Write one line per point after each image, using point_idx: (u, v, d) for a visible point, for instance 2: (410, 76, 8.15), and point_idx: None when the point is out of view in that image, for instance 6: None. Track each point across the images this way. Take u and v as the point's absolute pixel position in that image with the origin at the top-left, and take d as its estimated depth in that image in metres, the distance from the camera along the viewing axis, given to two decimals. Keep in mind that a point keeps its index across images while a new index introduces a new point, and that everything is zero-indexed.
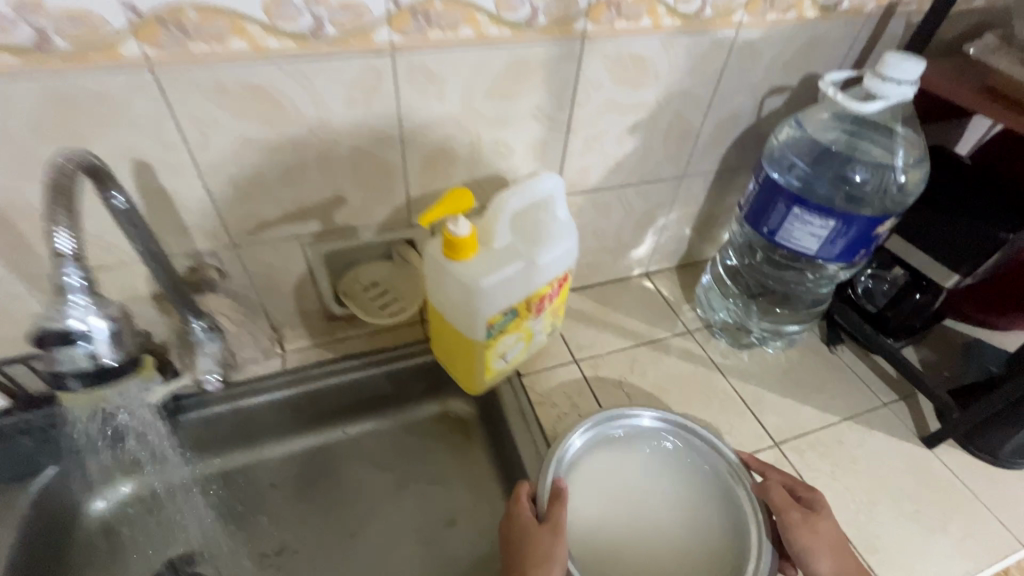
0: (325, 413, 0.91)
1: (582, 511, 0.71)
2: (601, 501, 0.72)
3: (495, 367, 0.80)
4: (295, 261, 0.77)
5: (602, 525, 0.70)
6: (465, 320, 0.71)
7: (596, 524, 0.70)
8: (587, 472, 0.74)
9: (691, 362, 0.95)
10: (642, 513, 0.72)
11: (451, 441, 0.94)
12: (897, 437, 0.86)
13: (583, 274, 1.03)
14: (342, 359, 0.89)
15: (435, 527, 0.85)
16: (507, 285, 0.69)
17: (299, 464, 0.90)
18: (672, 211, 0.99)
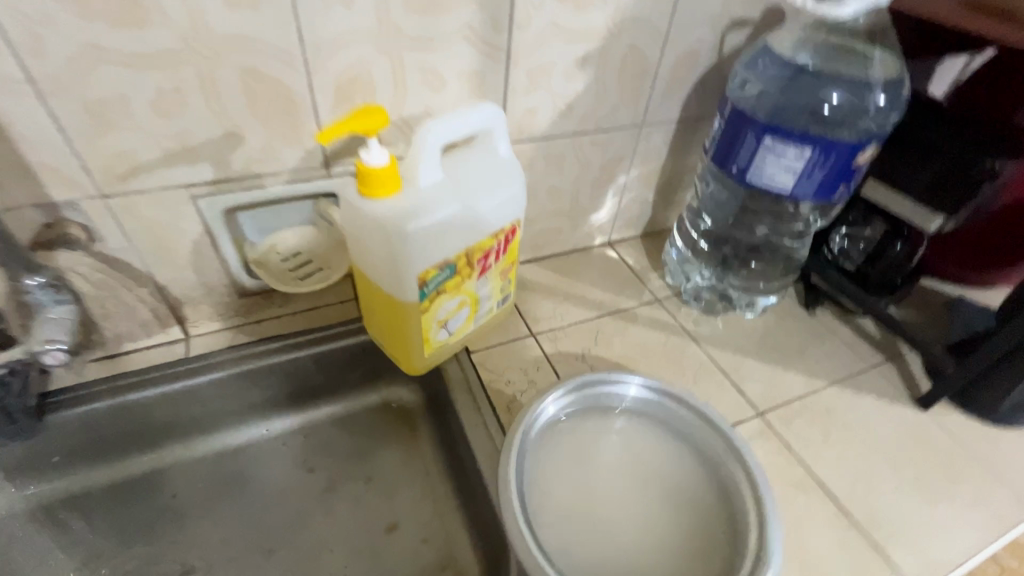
0: (238, 408, 0.77)
1: (553, 498, 0.57)
2: (577, 485, 0.59)
3: (436, 339, 0.69)
4: (186, 219, 0.64)
5: (578, 513, 0.57)
6: (392, 276, 0.60)
7: (570, 513, 0.57)
8: (561, 449, 0.61)
9: (661, 331, 0.85)
10: (626, 499, 0.59)
11: (392, 435, 0.82)
12: (888, 400, 0.78)
13: (539, 242, 0.93)
14: (256, 342, 0.76)
15: (371, 534, 0.72)
16: (440, 232, 0.58)
17: (207, 471, 0.75)
18: (634, 167, 0.89)
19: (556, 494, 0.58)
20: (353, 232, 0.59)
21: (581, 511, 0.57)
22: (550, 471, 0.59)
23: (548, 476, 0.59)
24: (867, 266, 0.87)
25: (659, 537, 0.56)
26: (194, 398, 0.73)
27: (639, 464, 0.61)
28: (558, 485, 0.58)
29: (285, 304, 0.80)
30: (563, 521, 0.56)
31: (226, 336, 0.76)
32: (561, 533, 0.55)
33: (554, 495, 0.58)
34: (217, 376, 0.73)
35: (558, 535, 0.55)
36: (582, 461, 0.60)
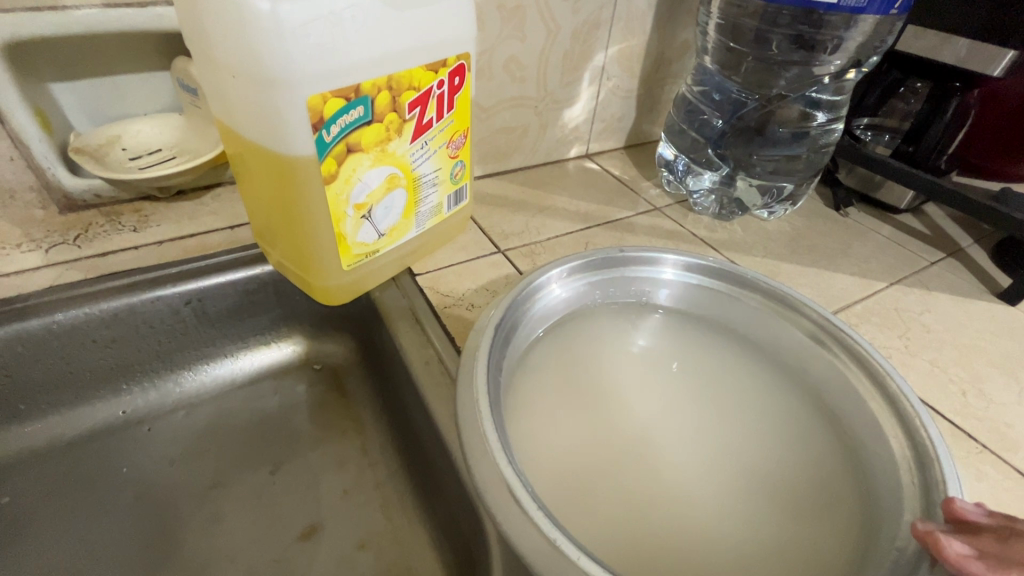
0: (71, 380, 0.52)
1: (565, 429, 0.40)
2: (597, 410, 0.42)
3: (357, 239, 0.46)
4: None
5: (605, 448, 0.40)
6: (261, 107, 0.37)
7: (594, 449, 0.40)
8: (568, 367, 0.45)
9: (667, 239, 0.65)
10: (674, 423, 0.42)
11: (316, 405, 0.58)
12: (966, 296, 0.60)
13: (499, 147, 0.72)
14: (95, 277, 0.51)
15: (279, 544, 0.47)
16: (338, 28, 0.36)
17: (22, 479, 0.49)
18: (613, 42, 0.70)
19: (567, 424, 0.41)
20: (195, 41, 0.37)
21: (610, 445, 0.40)
22: (553, 391, 0.43)
23: (551, 399, 0.42)
24: (906, 145, 0.70)
25: (734, 475, 0.39)
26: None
27: (684, 376, 0.46)
28: (568, 411, 0.42)
29: (140, 228, 0.55)
30: (585, 461, 0.39)
31: (49, 272, 0.50)
32: (584, 478, 0.38)
33: (564, 424, 0.41)
34: (32, 326, 0.48)
35: (582, 482, 0.38)
36: (601, 380, 0.44)
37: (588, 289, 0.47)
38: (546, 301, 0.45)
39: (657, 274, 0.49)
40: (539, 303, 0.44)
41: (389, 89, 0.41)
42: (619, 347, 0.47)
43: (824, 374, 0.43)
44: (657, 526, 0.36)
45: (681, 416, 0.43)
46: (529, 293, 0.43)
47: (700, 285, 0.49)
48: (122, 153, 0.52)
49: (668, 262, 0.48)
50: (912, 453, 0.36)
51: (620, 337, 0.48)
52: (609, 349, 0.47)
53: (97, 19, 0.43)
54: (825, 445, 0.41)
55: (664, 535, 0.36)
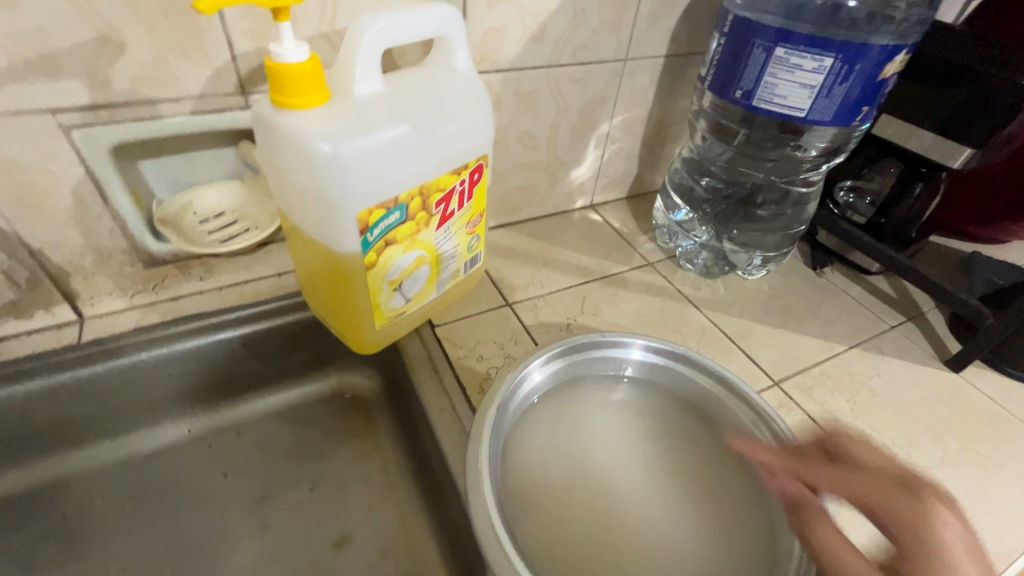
0: (148, 405, 0.62)
1: (541, 483, 0.50)
2: (568, 471, 0.52)
3: (389, 306, 0.56)
4: (62, 159, 0.50)
5: (571, 506, 0.50)
6: (322, 216, 0.46)
7: (564, 502, 0.50)
8: (549, 429, 0.54)
9: (656, 295, 0.74)
10: (628, 487, 0.52)
11: (346, 430, 0.68)
12: (915, 361, 0.68)
13: (511, 202, 0.80)
14: (169, 321, 0.61)
15: (317, 551, 0.58)
16: (384, 157, 0.45)
17: (111, 486, 0.61)
18: (617, 113, 0.78)
19: (543, 479, 0.51)
20: (271, 163, 0.46)
21: (576, 500, 0.50)
22: (534, 457, 0.52)
23: (533, 463, 0.51)
24: (879, 216, 0.77)
25: (670, 533, 0.49)
26: (92, 393, 0.59)
27: (642, 446, 0.55)
28: (545, 474, 0.51)
29: (206, 276, 0.65)
30: (554, 510, 0.49)
31: (132, 315, 0.61)
32: (552, 531, 0.48)
33: (541, 485, 0.50)
34: (121, 363, 0.59)
35: (550, 536, 0.47)
36: (573, 442, 0.54)
37: (569, 366, 0.56)
38: (535, 375, 0.54)
39: (627, 354, 0.58)
40: (528, 382, 0.53)
41: (421, 196, 0.50)
42: (592, 416, 0.56)
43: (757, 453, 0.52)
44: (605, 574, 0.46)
45: (635, 482, 0.52)
46: (520, 375, 0.52)
47: (667, 366, 0.58)
48: (193, 218, 0.62)
49: (636, 345, 0.57)
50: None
51: (593, 407, 0.57)
52: (583, 418, 0.56)
53: (186, 121, 0.52)
54: (750, 513, 0.50)
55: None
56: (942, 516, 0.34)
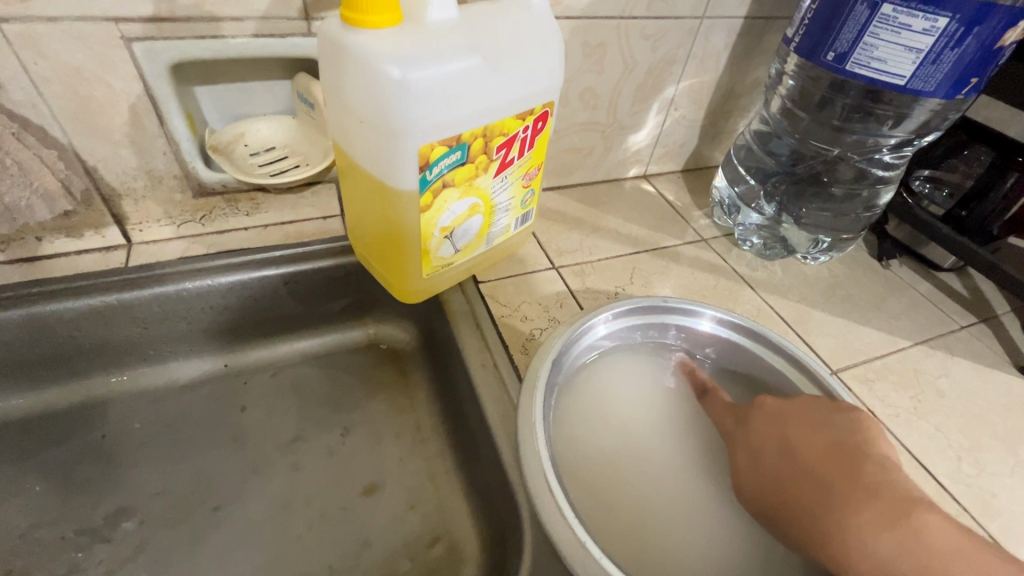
0: (189, 335, 0.63)
1: (590, 444, 0.49)
2: (618, 435, 0.51)
3: (438, 255, 0.54)
4: (120, 73, 0.49)
5: (619, 470, 0.49)
6: (382, 149, 0.44)
7: (612, 467, 0.48)
8: (601, 389, 0.53)
9: (709, 272, 0.70)
10: (674, 457, 0.51)
11: (379, 380, 0.67)
12: (986, 364, 0.64)
13: (563, 164, 0.77)
14: (215, 253, 0.61)
15: (347, 495, 0.58)
16: (451, 89, 0.43)
17: (150, 413, 0.61)
18: (685, 77, 0.74)
19: (592, 441, 0.49)
20: (332, 88, 0.44)
21: (625, 466, 0.49)
22: (585, 414, 0.51)
23: (582, 420, 0.50)
24: (959, 209, 0.71)
25: (710, 504, 0.49)
26: (137, 317, 0.59)
27: (694, 417, 0.54)
28: (593, 433, 0.50)
29: (252, 213, 0.64)
30: (601, 474, 0.48)
31: (179, 245, 0.61)
32: (595, 491, 0.47)
33: (590, 443, 0.49)
34: (166, 290, 0.58)
35: (593, 492, 0.47)
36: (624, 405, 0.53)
37: (630, 329, 0.55)
38: (594, 333, 0.52)
39: (696, 324, 0.55)
40: (588, 337, 0.52)
41: (483, 137, 0.47)
42: (647, 382, 0.55)
43: None
44: (646, 537, 0.45)
45: (683, 450, 0.51)
46: (581, 330, 0.50)
47: (732, 340, 0.55)
48: (245, 150, 0.61)
49: (707, 316, 0.55)
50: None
51: (648, 373, 0.55)
52: (636, 382, 0.55)
53: (248, 43, 0.51)
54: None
55: (648, 545, 0.45)
56: (871, 534, 0.39)
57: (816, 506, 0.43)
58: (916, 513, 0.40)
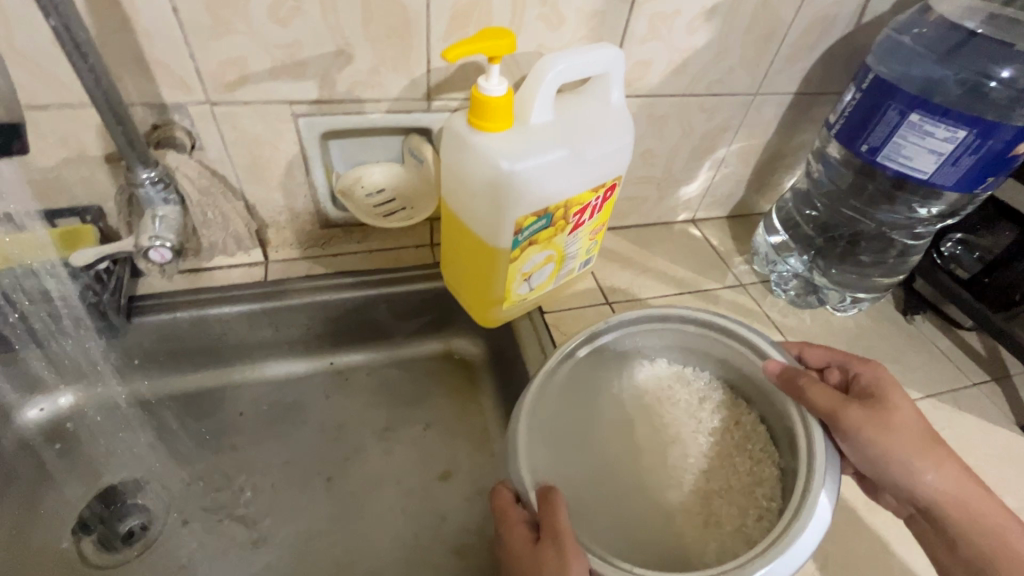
0: (306, 337, 0.77)
1: (580, 454, 0.57)
2: (605, 441, 0.59)
3: (516, 293, 0.66)
4: (286, 139, 0.63)
5: (608, 473, 0.57)
6: (487, 217, 0.57)
7: (601, 473, 0.57)
8: (583, 398, 0.60)
9: (744, 316, 0.80)
10: (655, 452, 0.59)
11: (453, 385, 0.81)
12: (990, 420, 0.71)
13: (620, 209, 0.88)
14: (333, 273, 0.75)
15: (426, 479, 0.71)
16: (544, 175, 0.55)
17: (272, 396, 0.76)
18: (736, 141, 0.83)
19: (581, 450, 0.58)
20: (454, 168, 0.57)
21: (612, 472, 0.57)
22: (574, 431, 0.58)
23: (567, 445, 0.57)
24: (983, 275, 0.78)
25: (689, 489, 0.56)
26: (269, 321, 0.73)
27: (667, 413, 0.61)
28: (581, 456, 0.57)
29: (362, 240, 0.78)
30: (592, 479, 0.56)
31: (305, 265, 0.76)
32: (592, 495, 0.55)
33: (581, 451, 0.58)
34: (294, 302, 0.73)
35: (591, 495, 0.55)
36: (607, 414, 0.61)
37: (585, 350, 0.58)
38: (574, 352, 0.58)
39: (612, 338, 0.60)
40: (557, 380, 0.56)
41: (564, 208, 0.59)
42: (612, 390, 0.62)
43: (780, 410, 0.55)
44: (638, 524, 0.54)
45: (660, 442, 0.59)
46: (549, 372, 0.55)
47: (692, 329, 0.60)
48: (362, 191, 0.74)
49: (611, 330, 0.59)
50: (807, 477, 0.47)
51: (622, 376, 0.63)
52: (604, 390, 0.62)
53: (382, 118, 0.64)
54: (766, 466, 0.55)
55: (639, 531, 0.53)
56: (867, 437, 0.48)
57: (835, 404, 0.49)
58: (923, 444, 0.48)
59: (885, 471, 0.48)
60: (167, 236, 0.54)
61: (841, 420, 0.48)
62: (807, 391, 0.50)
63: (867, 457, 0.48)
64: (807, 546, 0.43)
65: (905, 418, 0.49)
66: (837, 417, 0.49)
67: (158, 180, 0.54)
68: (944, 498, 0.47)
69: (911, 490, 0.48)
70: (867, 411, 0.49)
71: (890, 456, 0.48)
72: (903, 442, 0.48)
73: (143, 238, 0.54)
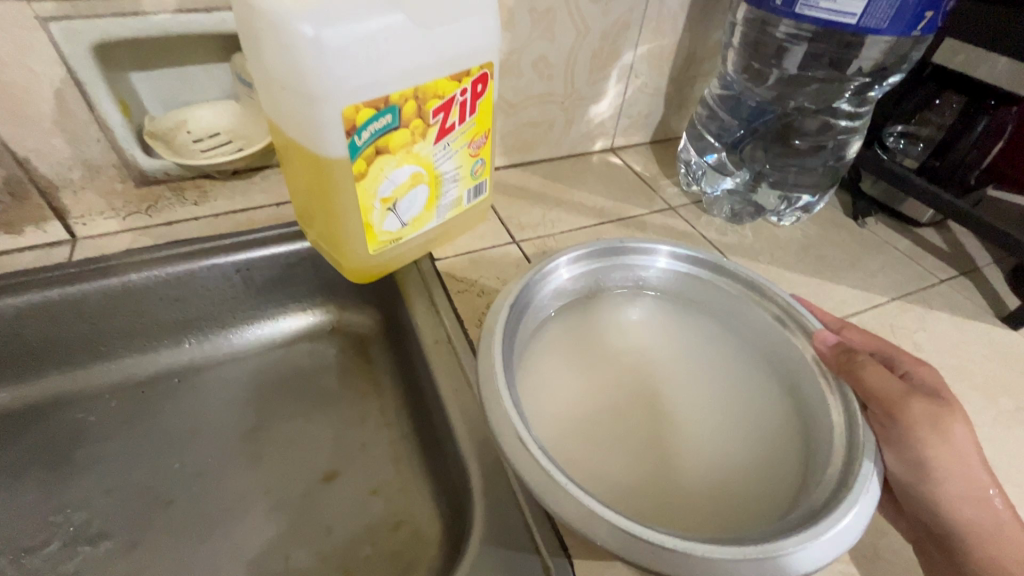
0: (144, 329, 0.61)
1: (569, 399, 0.46)
2: (602, 388, 0.47)
3: (382, 228, 0.52)
4: (40, 59, 0.48)
5: (610, 431, 0.44)
6: (306, 116, 0.42)
7: (602, 424, 0.44)
8: (568, 343, 0.50)
9: (677, 239, 0.68)
10: (668, 398, 0.47)
11: (343, 367, 0.66)
12: (966, 316, 0.61)
13: (524, 140, 0.75)
14: (163, 244, 0.59)
15: (307, 484, 0.56)
16: (373, 48, 0.41)
17: (99, 408, 0.59)
18: (642, 42, 0.72)
19: (572, 397, 0.46)
20: (250, 55, 0.42)
21: (621, 427, 0.45)
22: (562, 377, 0.47)
23: (556, 368, 0.48)
24: (933, 159, 0.68)
25: (715, 438, 0.45)
26: (83, 311, 0.57)
27: (673, 363, 0.50)
28: (577, 384, 0.47)
29: (201, 202, 0.63)
30: (591, 434, 0.44)
31: (125, 237, 0.59)
32: (590, 452, 0.42)
33: (569, 399, 0.46)
34: (113, 281, 0.56)
35: (593, 454, 0.42)
36: (607, 359, 0.50)
37: (603, 272, 0.52)
38: (546, 285, 0.49)
39: (651, 263, 0.53)
40: (548, 285, 0.49)
41: (415, 99, 0.46)
42: (626, 324, 0.52)
43: (785, 354, 0.48)
44: (662, 481, 0.41)
45: (661, 383, 0.48)
46: (540, 275, 0.48)
47: (687, 273, 0.53)
48: (187, 137, 0.59)
49: (662, 252, 0.53)
50: (846, 421, 0.41)
51: (621, 318, 0.53)
52: (618, 322, 0.52)
53: (171, 21, 0.50)
54: (790, 426, 0.45)
55: (664, 490, 0.41)
56: (921, 439, 0.37)
57: (891, 396, 0.39)
58: (976, 468, 0.38)
59: (923, 482, 0.38)
60: None
61: (899, 412, 0.38)
62: (859, 371, 0.41)
63: (905, 462, 0.38)
64: (854, 531, 0.34)
65: (967, 430, 0.38)
66: (898, 405, 0.38)
67: None
68: (974, 523, 0.37)
69: (938, 515, 0.38)
70: (934, 406, 0.38)
71: (935, 467, 0.37)
72: (958, 456, 0.37)
73: None
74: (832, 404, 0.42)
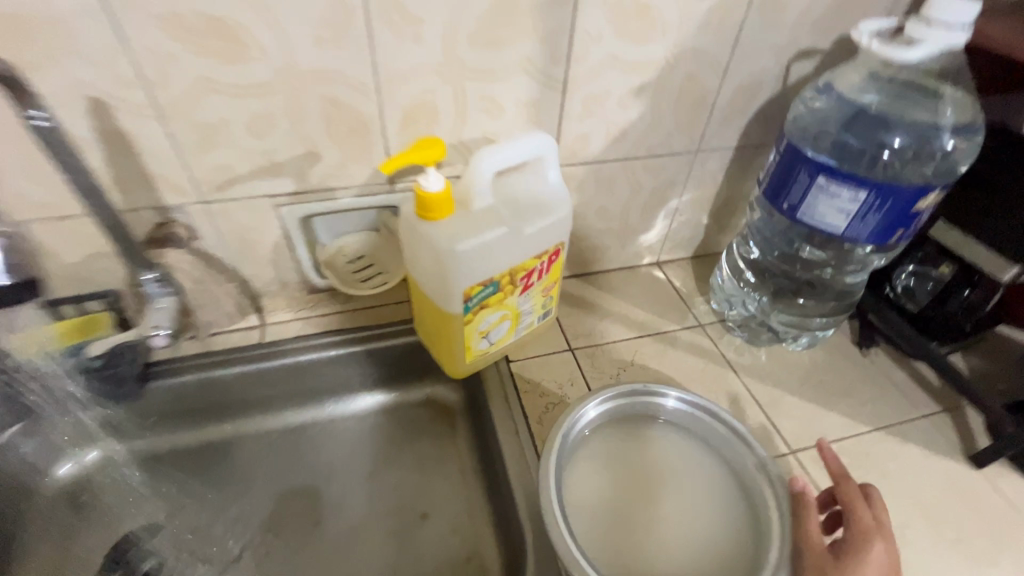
0: (302, 392, 0.86)
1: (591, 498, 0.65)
2: (617, 493, 0.66)
3: (478, 348, 0.73)
4: (269, 225, 0.73)
5: (619, 525, 0.64)
6: (440, 291, 0.65)
7: (613, 521, 0.64)
8: (595, 453, 0.69)
9: (701, 356, 0.85)
10: (663, 505, 0.66)
11: (434, 430, 0.88)
12: (935, 451, 0.75)
13: (585, 258, 0.95)
14: (320, 333, 0.83)
15: (407, 519, 0.78)
16: (486, 251, 0.63)
17: (270, 443, 0.85)
18: (687, 192, 0.90)
19: (594, 497, 0.66)
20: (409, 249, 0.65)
21: (626, 524, 0.64)
22: (589, 481, 0.67)
23: (585, 473, 0.67)
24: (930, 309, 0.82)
25: (690, 539, 0.64)
26: (266, 379, 0.82)
27: (671, 477, 0.69)
28: (598, 487, 0.66)
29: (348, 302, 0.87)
30: (604, 527, 0.63)
31: (296, 326, 0.85)
32: (602, 540, 0.62)
33: (592, 499, 0.65)
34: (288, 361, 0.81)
35: (604, 542, 0.62)
36: (623, 469, 0.69)
37: (628, 404, 0.71)
38: (585, 412, 0.68)
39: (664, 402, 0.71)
40: (587, 413, 0.69)
41: (510, 276, 0.67)
42: (640, 442, 0.71)
43: (755, 485, 0.65)
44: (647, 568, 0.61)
45: (659, 492, 0.67)
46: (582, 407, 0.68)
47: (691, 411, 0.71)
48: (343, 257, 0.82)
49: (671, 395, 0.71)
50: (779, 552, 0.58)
51: (637, 438, 0.72)
52: (635, 440, 0.71)
53: (349, 201, 0.74)
54: (745, 537, 0.64)
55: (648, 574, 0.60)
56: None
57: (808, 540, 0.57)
58: None
59: None
60: (164, 329, 0.73)
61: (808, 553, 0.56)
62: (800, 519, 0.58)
63: None
64: None
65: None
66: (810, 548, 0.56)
67: (160, 282, 0.70)
68: None
69: None
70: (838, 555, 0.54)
71: None
72: None
73: (150, 326, 0.72)
74: (775, 535, 0.60)
